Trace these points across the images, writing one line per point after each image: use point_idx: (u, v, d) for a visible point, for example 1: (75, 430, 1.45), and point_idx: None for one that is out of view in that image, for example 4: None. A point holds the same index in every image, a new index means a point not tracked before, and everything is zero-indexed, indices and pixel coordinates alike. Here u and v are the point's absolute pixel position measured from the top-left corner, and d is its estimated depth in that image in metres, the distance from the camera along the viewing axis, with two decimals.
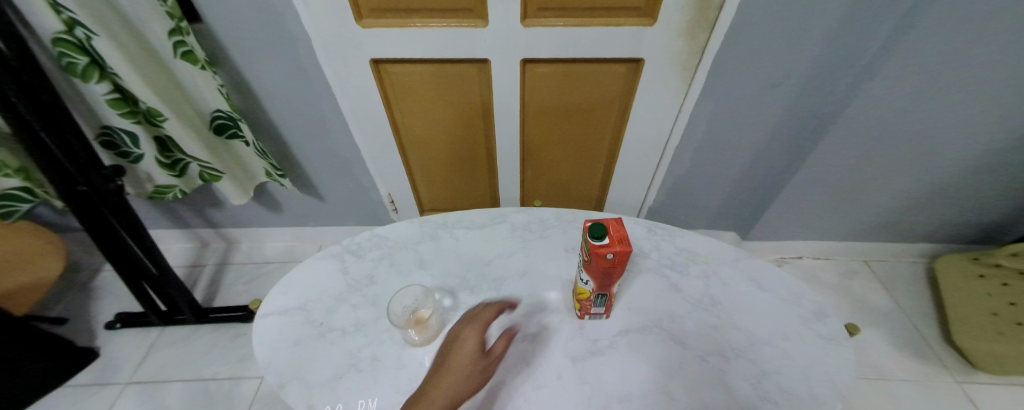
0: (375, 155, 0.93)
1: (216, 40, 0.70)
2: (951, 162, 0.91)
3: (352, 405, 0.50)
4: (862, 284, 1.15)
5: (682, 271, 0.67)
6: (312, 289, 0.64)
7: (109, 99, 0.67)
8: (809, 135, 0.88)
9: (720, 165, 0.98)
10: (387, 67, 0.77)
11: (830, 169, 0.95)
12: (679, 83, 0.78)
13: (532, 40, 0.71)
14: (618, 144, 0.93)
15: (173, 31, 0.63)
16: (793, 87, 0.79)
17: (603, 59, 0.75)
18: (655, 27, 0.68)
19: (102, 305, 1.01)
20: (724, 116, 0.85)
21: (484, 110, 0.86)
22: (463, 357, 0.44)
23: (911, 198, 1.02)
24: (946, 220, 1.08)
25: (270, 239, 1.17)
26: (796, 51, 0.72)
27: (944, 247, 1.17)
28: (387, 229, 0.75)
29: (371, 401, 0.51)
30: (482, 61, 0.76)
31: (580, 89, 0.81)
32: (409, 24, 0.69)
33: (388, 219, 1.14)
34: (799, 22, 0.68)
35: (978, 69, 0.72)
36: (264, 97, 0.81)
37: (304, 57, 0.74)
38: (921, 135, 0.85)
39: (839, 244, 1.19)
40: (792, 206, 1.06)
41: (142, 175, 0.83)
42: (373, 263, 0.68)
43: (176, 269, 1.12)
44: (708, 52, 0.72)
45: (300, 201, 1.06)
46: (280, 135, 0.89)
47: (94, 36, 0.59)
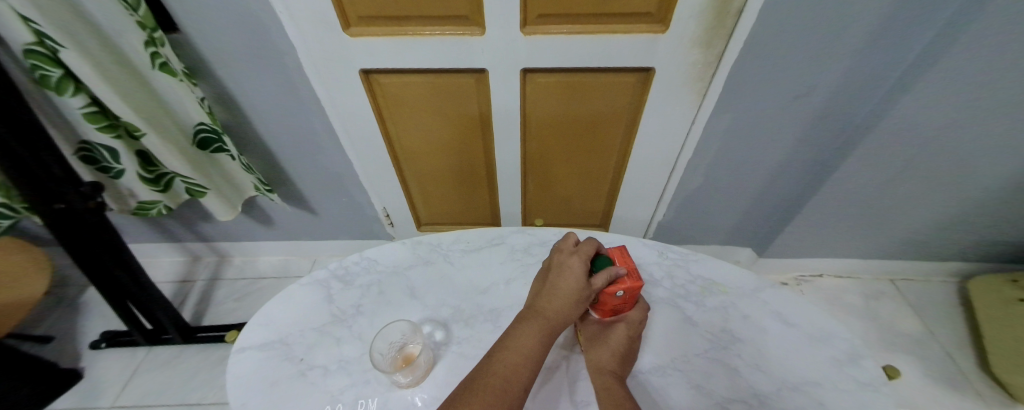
0: (368, 169, 0.89)
1: (196, 52, 0.66)
2: (992, 179, 0.83)
3: (353, 404, 0.51)
4: (888, 307, 1.09)
5: (697, 303, 0.61)
6: (294, 320, 0.60)
7: (85, 113, 0.63)
8: (833, 152, 0.81)
9: (735, 181, 0.92)
10: (378, 78, 0.72)
11: (856, 187, 0.88)
12: (692, 94, 0.72)
13: (533, 49, 0.65)
14: (625, 157, 0.87)
15: (148, 42, 0.59)
16: (817, 101, 0.72)
17: (611, 69, 0.69)
18: (667, 35, 0.62)
19: (90, 323, 1.00)
20: (742, 130, 0.79)
21: (483, 122, 0.81)
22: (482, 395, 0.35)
23: (944, 216, 0.94)
24: (982, 239, 1.00)
25: (264, 253, 1.14)
26: (823, 63, 0.65)
27: (980, 266, 1.09)
28: (377, 251, 0.71)
29: (371, 400, 0.51)
30: (480, 72, 0.70)
31: (586, 99, 0.75)
32: (400, 33, 0.64)
33: (384, 234, 1.10)
34: (828, 30, 0.61)
35: None
36: (249, 111, 0.77)
37: (289, 68, 0.69)
38: (960, 150, 0.78)
39: (862, 263, 1.12)
40: (812, 225, 1.00)
41: (124, 191, 0.80)
42: (361, 291, 0.64)
43: (165, 284, 1.10)
44: (726, 62, 0.65)
45: (294, 215, 1.03)
46: (267, 150, 0.85)
47: (61, 48, 0.54)
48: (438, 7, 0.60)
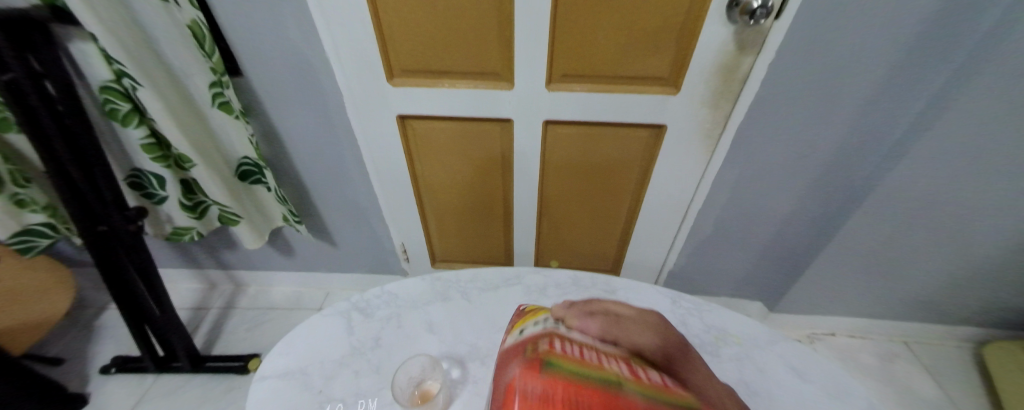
0: (392, 206, 0.94)
1: (254, 93, 0.74)
2: (991, 242, 0.87)
3: (352, 404, 0.54)
4: (905, 370, 1.06)
5: (713, 353, 0.61)
6: (314, 351, 0.61)
7: (143, 144, 0.69)
8: (837, 207, 0.85)
9: (745, 232, 0.95)
10: (413, 122, 0.79)
11: (860, 244, 0.91)
12: (702, 149, 0.77)
13: (556, 103, 0.72)
14: (638, 205, 0.91)
15: (213, 83, 0.65)
16: (818, 160, 0.78)
17: (627, 124, 0.75)
18: (677, 96, 0.68)
19: (101, 347, 1.00)
20: (749, 183, 0.84)
21: (505, 165, 0.86)
22: None
23: (950, 277, 0.96)
24: (990, 303, 1.01)
25: (278, 284, 1.16)
26: (819, 127, 0.72)
27: (993, 332, 1.08)
28: (397, 285, 0.72)
29: (371, 402, 0.55)
30: (505, 121, 0.77)
31: (602, 150, 0.81)
32: (438, 84, 0.71)
33: (399, 269, 1.12)
34: (822, 98, 0.68)
35: (1008, 149, 0.71)
36: (290, 147, 0.83)
37: (334, 111, 0.76)
38: (955, 213, 0.82)
39: (874, 323, 1.12)
40: (820, 280, 1.02)
41: (162, 216, 0.85)
42: (381, 325, 0.65)
43: (180, 311, 1.11)
44: (731, 122, 0.72)
45: (313, 247, 1.06)
46: (300, 183, 0.90)
47: (138, 86, 0.60)
48: (475, 63, 0.68)
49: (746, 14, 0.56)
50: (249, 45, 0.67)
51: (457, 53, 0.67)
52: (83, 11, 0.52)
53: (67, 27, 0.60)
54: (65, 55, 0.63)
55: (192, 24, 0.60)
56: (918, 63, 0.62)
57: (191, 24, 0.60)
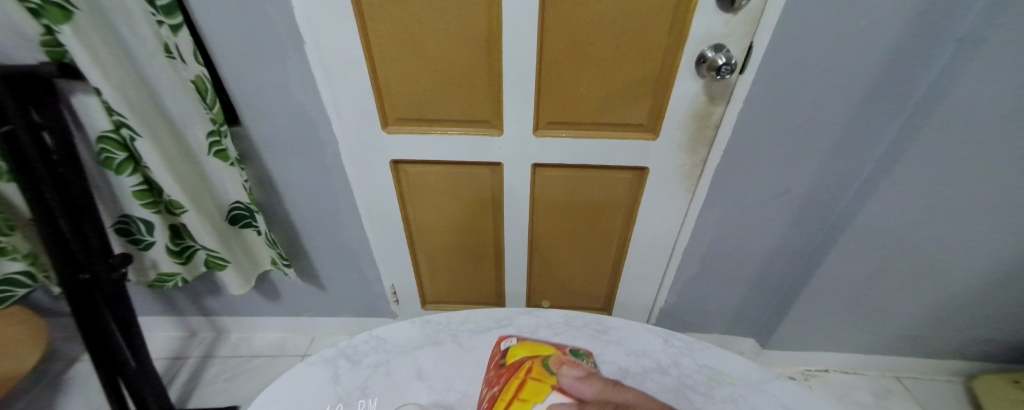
0: (383, 248, 0.94)
1: (251, 141, 0.76)
2: (964, 275, 0.90)
3: (352, 405, 0.59)
4: (900, 407, 1.06)
5: (705, 394, 0.61)
6: (298, 402, 0.59)
7: (136, 190, 0.69)
8: (816, 244, 0.89)
9: (731, 269, 0.97)
10: (406, 167, 0.81)
11: (841, 279, 0.94)
12: (683, 190, 0.81)
13: (543, 148, 0.76)
14: (625, 243, 0.93)
15: (212, 132, 0.68)
16: (793, 200, 0.82)
17: (611, 166, 0.79)
18: (657, 141, 0.73)
19: (67, 403, 0.94)
20: (730, 222, 0.87)
21: (495, 206, 0.88)
22: None
23: (931, 311, 0.98)
24: (973, 336, 1.03)
25: (262, 330, 1.12)
26: (790, 169, 0.77)
27: (982, 365, 1.09)
28: (386, 330, 0.71)
29: (369, 404, 0.59)
30: (495, 165, 0.80)
31: (588, 191, 0.84)
32: (430, 131, 0.74)
33: (388, 311, 1.10)
34: (789, 143, 0.73)
35: (965, 189, 0.76)
36: (283, 191, 0.84)
37: (329, 157, 0.78)
38: (926, 248, 0.86)
39: (865, 358, 1.12)
40: (808, 316, 1.03)
41: (147, 262, 0.83)
42: (368, 373, 0.63)
43: (156, 361, 1.06)
44: (709, 164, 0.76)
45: (301, 291, 1.04)
46: (291, 226, 0.90)
47: (137, 136, 0.62)
48: (466, 112, 0.72)
49: (712, 70, 0.62)
50: (249, 97, 0.70)
51: (448, 103, 0.71)
52: (90, 69, 0.54)
53: (72, 82, 0.62)
54: (67, 107, 0.65)
55: (196, 80, 0.64)
56: (871, 112, 0.68)
57: (196, 79, 0.64)
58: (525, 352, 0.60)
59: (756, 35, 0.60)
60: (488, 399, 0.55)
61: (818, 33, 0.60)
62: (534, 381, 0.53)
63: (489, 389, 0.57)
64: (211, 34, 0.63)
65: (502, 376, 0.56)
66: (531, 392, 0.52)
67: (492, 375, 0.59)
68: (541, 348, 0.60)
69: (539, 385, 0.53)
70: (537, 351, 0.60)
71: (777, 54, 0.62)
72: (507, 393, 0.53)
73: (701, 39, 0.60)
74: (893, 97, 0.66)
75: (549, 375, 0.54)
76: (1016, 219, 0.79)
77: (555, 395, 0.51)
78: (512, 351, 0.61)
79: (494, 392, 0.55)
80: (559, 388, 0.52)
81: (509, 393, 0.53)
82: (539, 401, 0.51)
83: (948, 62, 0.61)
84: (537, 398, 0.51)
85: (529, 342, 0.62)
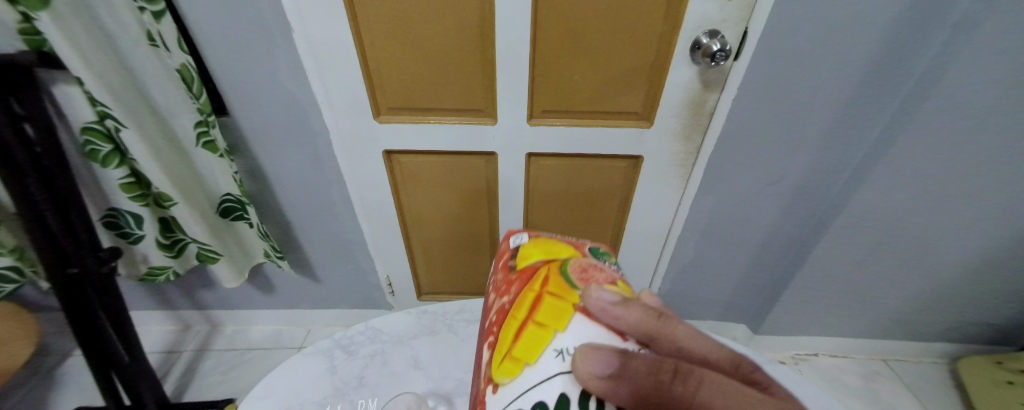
0: (378, 239, 0.94)
1: (240, 131, 0.74)
2: (951, 260, 0.92)
3: (352, 404, 0.58)
4: (886, 388, 1.09)
5: None
6: (295, 393, 0.60)
7: (123, 183, 0.68)
8: (808, 231, 0.90)
9: (724, 257, 0.98)
10: (399, 157, 0.80)
11: (831, 265, 0.95)
12: (677, 179, 0.81)
13: (538, 138, 0.75)
14: (620, 232, 0.94)
15: (200, 123, 0.67)
16: (786, 187, 0.82)
17: (606, 155, 0.79)
18: (652, 129, 0.73)
19: (61, 397, 0.94)
20: (724, 210, 0.88)
21: (490, 196, 0.88)
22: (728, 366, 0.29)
23: (918, 295, 1.01)
24: (959, 319, 1.05)
25: (258, 323, 1.12)
26: (783, 157, 0.77)
27: (966, 347, 1.12)
28: (382, 320, 0.71)
29: (369, 402, 0.58)
30: (490, 154, 0.79)
31: (584, 180, 0.84)
32: (423, 120, 0.73)
33: (384, 303, 1.10)
34: (783, 130, 0.73)
35: (954, 175, 0.77)
36: (275, 183, 0.83)
37: (320, 147, 0.77)
38: (915, 234, 0.88)
39: (854, 342, 1.14)
40: (799, 301, 1.05)
41: (138, 257, 0.82)
42: (365, 362, 0.64)
43: (150, 355, 1.05)
44: (703, 152, 0.76)
45: (296, 283, 1.04)
46: (284, 219, 0.89)
47: (123, 127, 0.61)
48: (459, 101, 0.71)
49: (707, 57, 0.61)
50: (237, 86, 0.68)
51: (441, 91, 0.70)
52: (71, 58, 0.53)
53: (53, 71, 0.60)
54: (49, 98, 0.63)
55: (181, 68, 0.61)
56: (866, 99, 0.68)
57: (181, 67, 0.61)
58: (540, 255, 0.40)
59: (751, 20, 0.60)
60: (494, 315, 0.36)
61: (813, 18, 0.60)
62: (552, 299, 0.32)
63: (499, 300, 0.37)
64: (195, 21, 0.61)
65: (513, 283, 0.37)
66: (551, 316, 0.31)
67: (500, 280, 0.40)
68: (558, 249, 0.40)
69: (560, 306, 0.32)
70: (553, 253, 0.40)
71: (772, 40, 0.62)
72: (518, 313, 0.32)
73: (695, 25, 0.60)
74: (887, 84, 0.66)
75: (572, 290, 0.33)
76: (1003, 204, 0.80)
77: (583, 322, 0.30)
78: (522, 251, 0.41)
79: (505, 304, 0.35)
80: (584, 311, 0.31)
81: (520, 313, 0.32)
82: (562, 331, 0.30)
83: (941, 47, 0.61)
84: (558, 325, 0.30)
85: (543, 242, 0.42)
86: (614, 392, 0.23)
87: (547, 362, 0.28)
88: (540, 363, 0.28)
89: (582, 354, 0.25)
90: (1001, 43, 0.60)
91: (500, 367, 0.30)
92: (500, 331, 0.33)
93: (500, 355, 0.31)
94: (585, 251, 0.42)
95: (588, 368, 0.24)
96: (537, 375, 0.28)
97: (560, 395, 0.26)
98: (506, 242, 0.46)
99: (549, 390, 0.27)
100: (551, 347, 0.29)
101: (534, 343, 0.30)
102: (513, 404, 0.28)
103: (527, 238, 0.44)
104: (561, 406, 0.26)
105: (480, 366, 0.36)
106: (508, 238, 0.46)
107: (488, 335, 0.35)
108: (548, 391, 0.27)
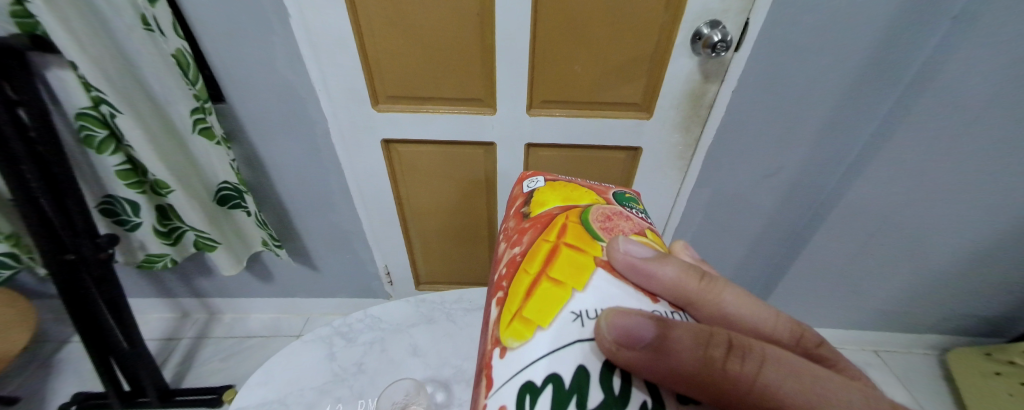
0: (376, 228, 0.94)
1: (237, 119, 0.74)
2: (943, 254, 0.93)
3: (352, 402, 0.57)
4: (877, 379, 1.11)
5: None
6: (294, 379, 0.60)
7: (119, 170, 0.68)
8: (804, 223, 0.90)
9: (721, 248, 0.99)
10: (397, 146, 0.80)
11: (826, 257, 0.97)
12: (675, 170, 0.81)
13: (536, 127, 0.75)
14: None
15: (196, 110, 0.66)
16: (784, 180, 0.82)
17: (605, 146, 0.78)
18: (651, 120, 0.73)
19: (61, 382, 0.95)
20: (722, 202, 0.88)
21: (488, 186, 0.88)
22: (770, 333, 0.30)
23: (911, 288, 1.02)
24: (949, 312, 1.07)
25: (257, 311, 1.12)
26: (781, 150, 0.77)
27: (956, 339, 1.14)
28: (381, 309, 0.71)
29: (370, 400, 0.58)
30: (488, 144, 0.79)
31: (582, 170, 0.83)
32: (422, 109, 0.73)
33: (382, 292, 1.11)
34: (782, 123, 0.73)
35: (950, 169, 0.78)
36: (272, 171, 0.83)
37: (318, 136, 0.77)
38: (910, 227, 0.88)
39: (847, 333, 1.17)
40: (793, 293, 1.07)
41: (135, 244, 0.82)
42: (364, 349, 0.64)
43: (149, 342, 1.06)
44: (702, 144, 0.76)
45: (295, 272, 1.04)
46: (282, 207, 0.89)
47: (118, 113, 0.61)
48: (458, 90, 0.70)
49: (708, 47, 0.61)
50: (233, 72, 0.68)
51: (440, 80, 0.69)
52: (67, 45, 0.54)
53: (45, 55, 0.59)
54: (41, 82, 0.62)
55: (177, 54, 0.60)
56: (866, 91, 0.68)
57: (177, 53, 0.60)
58: (556, 202, 0.39)
59: (752, 12, 0.60)
60: (505, 267, 0.35)
61: (815, 8, 0.59)
62: (569, 251, 0.31)
63: (510, 250, 0.36)
64: (189, 5, 0.60)
65: (526, 232, 0.36)
66: (566, 273, 0.30)
67: (512, 228, 0.39)
68: (578, 197, 0.39)
69: (578, 258, 0.31)
70: (572, 199, 0.39)
71: (773, 32, 0.62)
72: (532, 267, 0.31)
73: (697, 15, 0.60)
74: (885, 79, 0.66)
75: (595, 243, 0.32)
76: (996, 198, 0.81)
77: (604, 279, 0.29)
78: (537, 197, 0.41)
79: (516, 256, 0.34)
80: (607, 266, 0.30)
81: (534, 266, 0.31)
82: (580, 290, 0.28)
83: (938, 41, 0.62)
84: (575, 283, 0.29)
85: (561, 185, 0.42)
86: (648, 359, 0.23)
87: (562, 326, 0.27)
88: (554, 325, 0.27)
89: (609, 318, 0.24)
90: (1002, 36, 0.60)
91: (509, 328, 0.28)
92: (512, 284, 0.32)
93: (508, 314, 0.30)
94: (609, 197, 0.41)
95: (615, 336, 0.24)
96: (551, 335, 0.26)
97: (577, 367, 0.24)
98: (520, 187, 0.46)
99: (566, 361, 0.25)
100: (567, 309, 0.27)
101: (548, 302, 0.28)
102: (519, 374, 0.25)
103: (544, 181, 0.44)
104: (578, 383, 0.24)
105: (486, 321, 0.35)
106: (522, 183, 0.46)
107: (498, 288, 0.34)
108: (563, 363, 0.25)
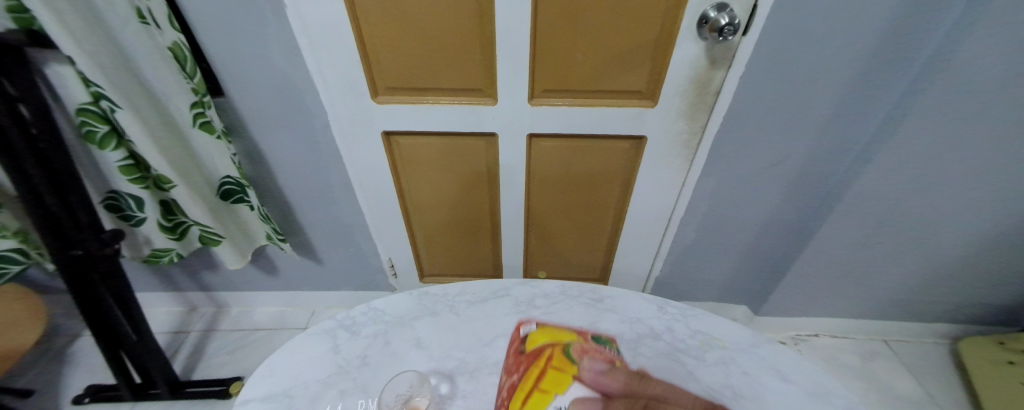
0: (378, 221, 0.94)
1: (235, 113, 0.73)
2: (956, 243, 0.91)
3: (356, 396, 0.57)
4: (887, 368, 1.10)
5: (698, 358, 0.61)
6: (299, 371, 0.60)
7: (121, 165, 0.68)
8: (811, 212, 0.89)
9: (727, 238, 0.98)
10: (398, 138, 0.79)
11: (836, 247, 0.95)
12: (680, 159, 0.80)
13: (538, 117, 0.74)
14: (623, 214, 0.93)
15: (195, 104, 0.66)
16: (790, 168, 0.81)
17: (608, 136, 0.77)
18: (655, 108, 0.71)
19: (73, 375, 0.97)
20: (728, 192, 0.87)
21: (490, 178, 0.87)
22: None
23: (922, 277, 1.00)
24: (961, 300, 1.05)
25: (263, 304, 1.14)
26: (790, 138, 0.75)
27: (967, 327, 1.13)
28: (385, 302, 0.71)
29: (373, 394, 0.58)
30: (490, 135, 0.78)
31: (585, 160, 0.82)
32: (422, 100, 0.72)
33: (386, 285, 1.11)
34: (790, 110, 0.71)
35: (965, 155, 0.75)
36: (273, 165, 0.82)
37: (317, 129, 0.76)
38: (921, 216, 0.86)
39: (854, 323, 1.15)
40: (801, 283, 1.05)
41: (140, 239, 0.82)
42: (367, 342, 0.65)
43: (157, 335, 1.07)
44: (708, 131, 0.74)
45: (299, 265, 1.04)
46: (285, 201, 0.89)
47: (117, 108, 0.60)
48: (458, 80, 0.69)
49: (715, 32, 0.59)
50: (229, 65, 0.67)
51: (439, 71, 0.68)
52: (61, 37, 0.52)
53: (43, 51, 0.59)
54: (40, 76, 0.62)
55: (173, 47, 0.60)
56: (880, 75, 0.65)
57: (173, 46, 0.60)
58: (546, 340, 0.51)
59: None
60: (507, 391, 0.47)
61: None
62: (556, 370, 0.46)
63: (512, 378, 0.48)
64: None
65: (523, 365, 0.48)
66: (555, 382, 0.44)
67: (513, 362, 0.51)
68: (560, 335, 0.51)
69: (563, 375, 0.45)
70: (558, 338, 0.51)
71: (782, 13, 0.59)
72: (529, 386, 0.45)
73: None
74: (899, 63, 0.64)
75: (572, 364, 0.46)
76: (1012, 185, 0.79)
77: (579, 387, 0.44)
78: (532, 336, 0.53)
79: (515, 382, 0.47)
80: (579, 380, 0.44)
81: (530, 383, 0.45)
82: (561, 393, 0.43)
83: (956, 22, 0.59)
84: (558, 389, 0.44)
85: (550, 329, 0.54)
86: None
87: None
88: None
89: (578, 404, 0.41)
90: None
91: None
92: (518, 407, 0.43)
93: None
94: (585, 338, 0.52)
95: None
96: None
97: None
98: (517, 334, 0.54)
99: None
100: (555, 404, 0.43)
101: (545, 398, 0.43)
102: None
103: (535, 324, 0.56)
104: None
105: None
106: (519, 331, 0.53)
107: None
108: None
